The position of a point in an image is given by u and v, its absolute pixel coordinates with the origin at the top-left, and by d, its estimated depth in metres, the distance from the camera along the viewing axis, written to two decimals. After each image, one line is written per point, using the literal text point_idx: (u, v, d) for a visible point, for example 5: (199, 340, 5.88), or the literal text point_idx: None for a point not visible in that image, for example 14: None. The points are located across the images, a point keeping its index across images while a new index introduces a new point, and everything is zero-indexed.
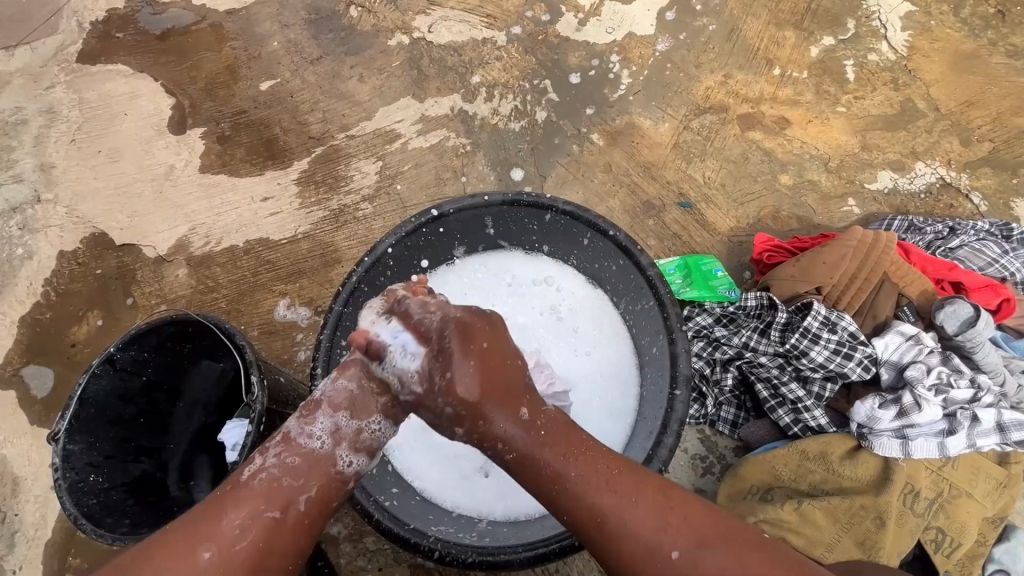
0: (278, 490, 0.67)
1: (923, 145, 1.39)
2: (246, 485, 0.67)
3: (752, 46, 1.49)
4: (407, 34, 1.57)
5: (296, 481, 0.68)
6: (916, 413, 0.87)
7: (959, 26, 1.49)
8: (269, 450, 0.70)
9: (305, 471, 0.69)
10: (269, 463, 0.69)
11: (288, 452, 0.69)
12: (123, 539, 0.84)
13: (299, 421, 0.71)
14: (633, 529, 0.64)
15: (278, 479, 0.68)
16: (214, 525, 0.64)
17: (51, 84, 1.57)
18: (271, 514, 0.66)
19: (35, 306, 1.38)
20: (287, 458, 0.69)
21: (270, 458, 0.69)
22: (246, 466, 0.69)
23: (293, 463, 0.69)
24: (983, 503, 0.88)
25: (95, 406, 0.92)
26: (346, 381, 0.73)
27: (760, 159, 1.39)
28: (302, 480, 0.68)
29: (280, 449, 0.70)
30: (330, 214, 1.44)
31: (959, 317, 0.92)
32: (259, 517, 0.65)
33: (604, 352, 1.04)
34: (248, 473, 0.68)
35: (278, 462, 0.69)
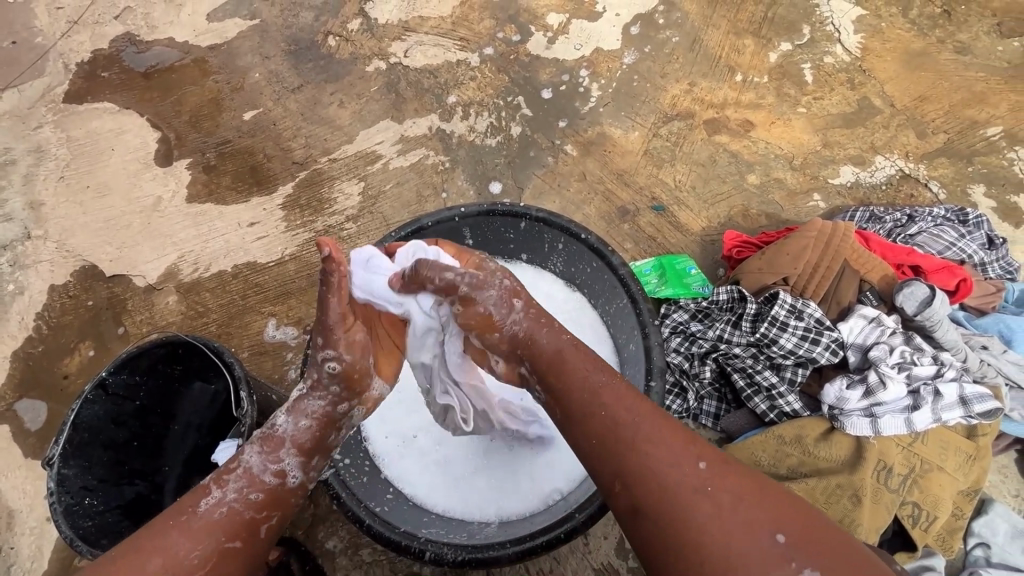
0: (240, 522, 0.69)
1: (882, 140, 1.45)
2: (204, 518, 0.68)
3: (714, 54, 1.56)
4: (384, 60, 1.63)
5: (256, 513, 0.71)
6: (881, 391, 0.90)
7: (908, 27, 1.57)
8: (229, 484, 0.71)
9: (269, 505, 0.72)
10: (230, 497, 0.70)
11: (248, 484, 0.71)
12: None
13: (263, 457, 0.73)
14: (657, 442, 0.66)
15: (239, 513, 0.70)
16: (171, 555, 0.65)
17: (39, 124, 1.61)
18: (232, 543, 0.68)
19: (26, 340, 1.40)
20: (250, 493, 0.71)
21: (231, 492, 0.70)
22: (203, 496, 0.69)
23: (256, 498, 0.71)
24: (956, 476, 0.91)
25: (89, 430, 0.94)
26: (304, 420, 0.75)
27: (728, 161, 1.45)
28: (263, 511, 0.71)
29: (242, 485, 0.71)
30: (316, 235, 1.48)
31: (916, 298, 0.96)
32: (221, 546, 0.67)
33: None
34: (207, 504, 0.69)
35: (240, 496, 0.70)
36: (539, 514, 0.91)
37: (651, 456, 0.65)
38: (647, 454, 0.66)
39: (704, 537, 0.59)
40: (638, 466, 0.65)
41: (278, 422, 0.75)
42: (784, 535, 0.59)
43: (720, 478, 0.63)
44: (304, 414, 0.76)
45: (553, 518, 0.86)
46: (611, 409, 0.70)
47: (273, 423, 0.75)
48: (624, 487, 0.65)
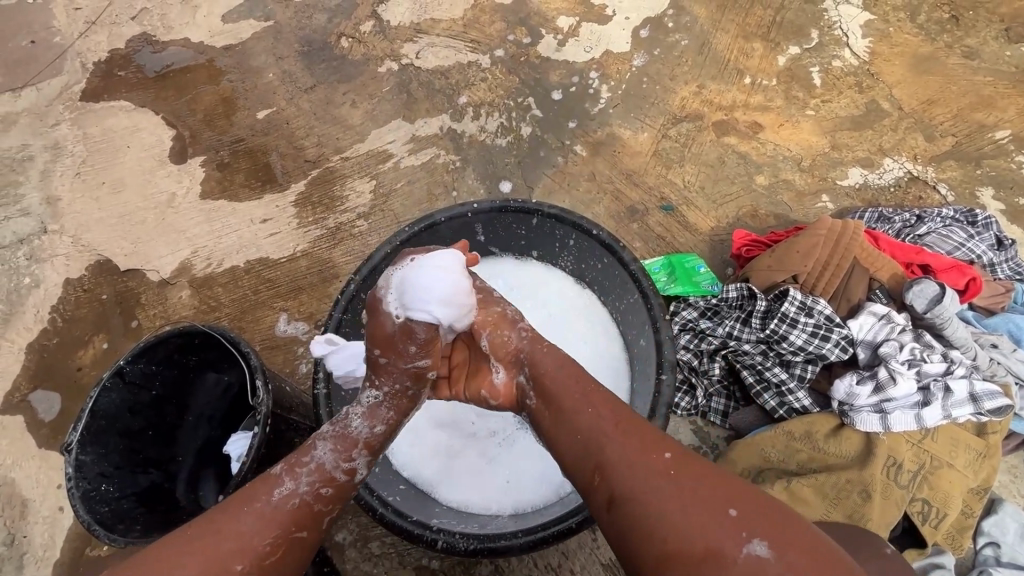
0: (309, 514, 0.69)
1: (890, 142, 1.46)
2: (277, 507, 0.67)
3: (723, 57, 1.58)
4: (396, 61, 1.66)
5: (322, 507, 0.70)
6: (892, 387, 0.91)
7: (915, 31, 1.58)
8: (300, 477, 0.70)
9: (335, 498, 0.72)
10: (302, 489, 0.69)
11: (318, 476, 0.71)
12: (135, 543, 0.85)
13: (335, 455, 0.73)
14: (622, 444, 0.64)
15: (310, 505, 0.69)
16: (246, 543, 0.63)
17: (56, 121, 1.64)
18: (298, 533, 0.67)
19: (41, 333, 1.41)
20: (320, 487, 0.70)
21: (303, 484, 0.70)
22: (275, 486, 0.68)
23: (326, 493, 0.71)
24: (966, 474, 0.91)
25: (106, 418, 0.95)
26: (375, 421, 0.77)
27: (736, 162, 1.46)
28: (328, 506, 0.71)
29: (314, 476, 0.70)
30: (328, 232, 1.49)
31: (926, 296, 0.97)
32: (288, 538, 0.66)
33: (595, 347, 1.08)
34: (278, 494, 0.68)
35: (311, 490, 0.70)
36: (551, 506, 0.92)
37: (626, 448, 0.63)
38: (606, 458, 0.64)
39: (662, 519, 0.57)
40: (613, 457, 0.63)
41: (353, 423, 0.76)
42: (735, 514, 0.55)
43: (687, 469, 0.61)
44: (378, 418, 0.77)
45: (565, 509, 0.86)
46: (587, 413, 0.69)
47: (349, 423, 0.76)
48: (602, 479, 0.63)
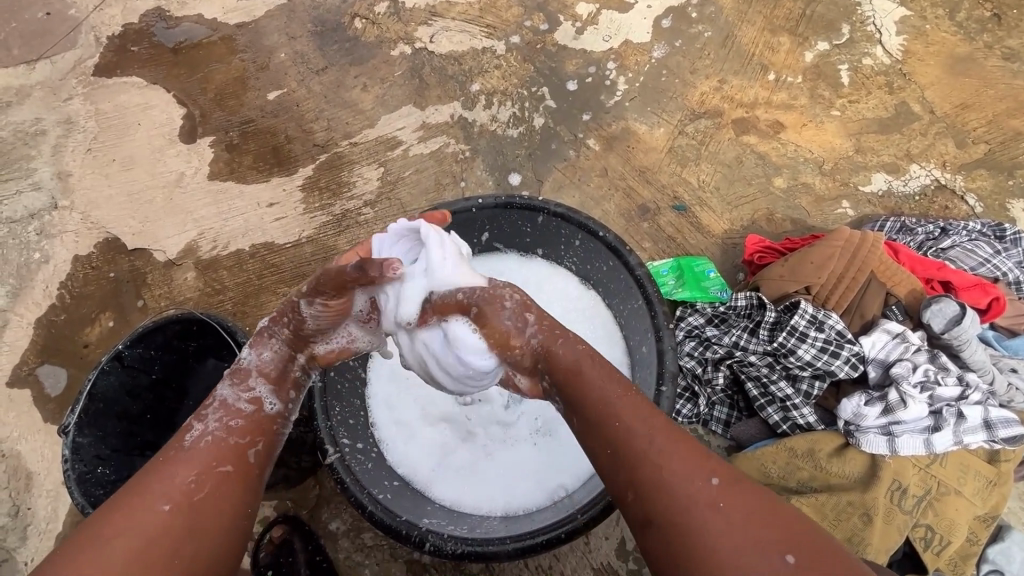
0: (225, 447, 0.67)
1: (918, 148, 1.40)
2: (190, 448, 0.66)
3: (747, 51, 1.52)
4: (409, 44, 1.62)
5: (241, 439, 0.69)
6: (902, 410, 0.87)
7: (954, 30, 1.50)
8: (206, 416, 0.70)
9: (249, 429, 0.70)
10: (212, 427, 0.69)
11: (226, 413, 0.71)
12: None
13: (234, 387, 0.73)
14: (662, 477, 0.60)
15: (224, 439, 0.68)
16: (166, 481, 0.62)
17: (69, 96, 1.63)
18: (221, 466, 0.66)
19: (49, 308, 1.43)
20: (229, 420, 0.70)
21: (211, 424, 0.69)
22: (184, 433, 0.68)
23: (236, 424, 0.70)
24: (973, 501, 0.88)
25: (103, 402, 0.96)
26: (265, 350, 0.77)
27: (754, 162, 1.41)
28: (246, 437, 0.70)
29: (219, 413, 0.70)
30: (333, 218, 1.48)
31: (945, 315, 0.93)
32: (210, 471, 0.65)
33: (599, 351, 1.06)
34: (189, 438, 0.67)
35: (221, 425, 0.69)
36: (542, 512, 0.91)
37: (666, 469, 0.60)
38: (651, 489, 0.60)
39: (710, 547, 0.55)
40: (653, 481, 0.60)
41: (240, 356, 0.76)
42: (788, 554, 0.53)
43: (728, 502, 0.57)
44: (264, 344, 0.77)
45: (557, 517, 0.85)
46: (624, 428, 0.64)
47: (240, 357, 0.76)
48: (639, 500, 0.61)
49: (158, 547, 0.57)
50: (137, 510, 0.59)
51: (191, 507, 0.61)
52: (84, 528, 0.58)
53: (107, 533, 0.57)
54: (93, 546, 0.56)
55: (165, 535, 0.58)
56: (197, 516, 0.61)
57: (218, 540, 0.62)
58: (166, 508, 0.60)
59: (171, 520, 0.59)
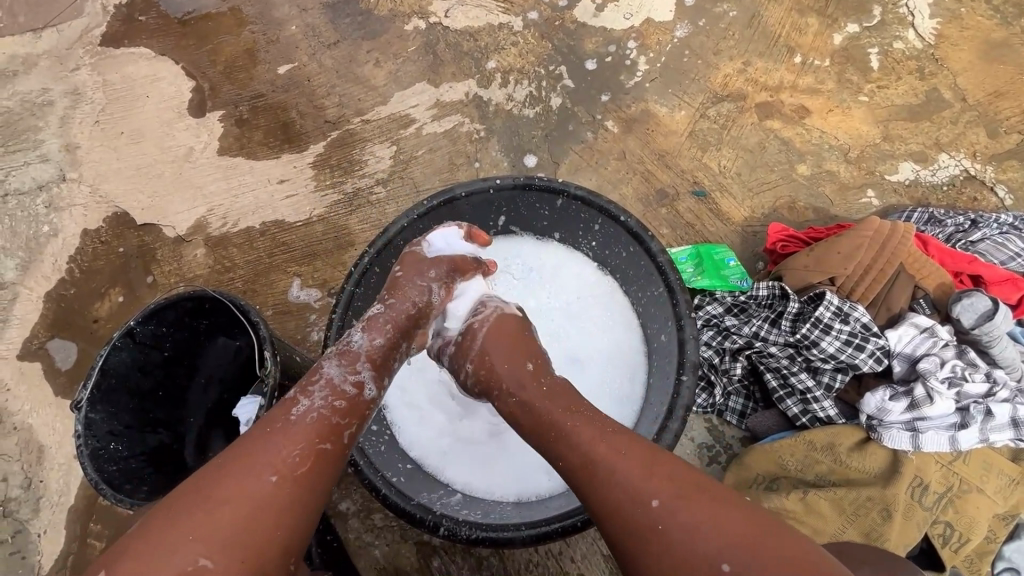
0: (327, 425, 0.71)
1: (948, 136, 1.35)
2: (297, 423, 0.69)
3: (773, 32, 1.46)
4: (423, 19, 1.57)
5: (340, 419, 0.72)
6: (927, 406, 0.86)
7: (990, 14, 1.44)
8: (314, 393, 0.73)
9: (349, 410, 0.74)
10: (318, 404, 0.72)
11: (331, 391, 0.74)
12: (143, 505, 0.87)
13: (341, 368, 0.77)
14: (623, 481, 0.64)
15: (328, 418, 0.71)
16: (268, 453, 0.66)
17: (76, 66, 1.60)
18: (322, 445, 0.69)
19: (59, 282, 1.42)
20: (334, 400, 0.73)
21: (317, 400, 0.72)
22: (291, 405, 0.71)
23: (340, 405, 0.73)
24: (995, 499, 0.87)
25: (116, 377, 0.95)
26: (373, 334, 0.83)
27: (778, 148, 1.37)
28: (345, 417, 0.73)
29: (326, 392, 0.73)
30: (345, 197, 1.46)
31: (976, 310, 0.90)
32: (316, 447, 0.68)
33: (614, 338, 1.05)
34: (296, 412, 0.70)
35: (326, 403, 0.72)
36: (555, 498, 0.90)
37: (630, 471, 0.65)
38: (611, 494, 0.65)
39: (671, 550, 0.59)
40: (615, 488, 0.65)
41: (353, 338, 0.82)
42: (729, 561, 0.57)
43: (679, 510, 0.61)
44: (376, 331, 0.83)
45: (571, 504, 0.84)
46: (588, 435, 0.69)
47: (350, 339, 0.81)
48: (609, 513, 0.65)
49: (264, 516, 0.62)
50: (248, 475, 0.63)
51: (294, 483, 0.65)
52: (194, 489, 0.62)
53: (215, 497, 0.61)
54: (203, 512, 0.60)
55: (270, 503, 0.62)
56: (299, 490, 0.65)
57: (311, 509, 0.66)
58: (274, 477, 0.64)
59: (277, 491, 0.63)
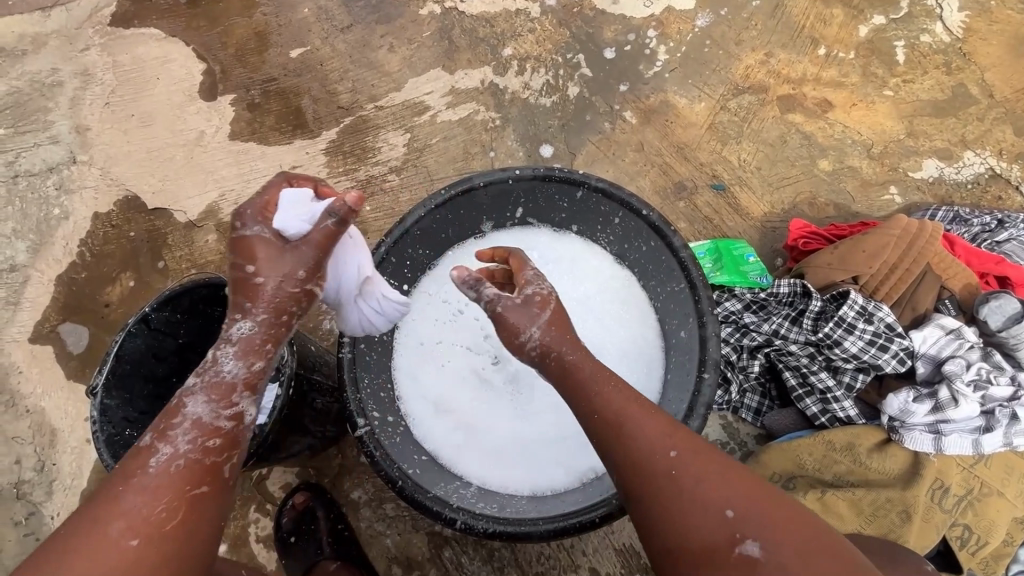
0: (199, 470, 0.64)
1: (974, 133, 1.33)
2: (157, 474, 0.62)
3: (797, 23, 1.43)
4: (439, 3, 1.54)
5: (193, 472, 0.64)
6: (952, 409, 0.85)
7: (1020, 8, 1.41)
8: (174, 438, 0.64)
9: (217, 451, 0.65)
10: (183, 449, 0.63)
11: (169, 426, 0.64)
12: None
13: (205, 401, 0.65)
14: (646, 444, 0.66)
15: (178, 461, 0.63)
16: (118, 503, 0.60)
17: (86, 46, 1.58)
18: (199, 488, 0.63)
19: (70, 266, 1.41)
20: (197, 440, 0.64)
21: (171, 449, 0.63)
22: (168, 435, 0.64)
23: (212, 444, 0.65)
24: (1015, 503, 0.86)
25: (131, 363, 0.94)
26: (246, 358, 0.68)
27: (799, 143, 1.34)
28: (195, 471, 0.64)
29: (192, 431, 0.64)
30: (358, 185, 1.44)
31: (1004, 313, 0.90)
32: (184, 494, 0.62)
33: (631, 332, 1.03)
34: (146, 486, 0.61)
35: (193, 445, 0.64)
36: (571, 493, 0.90)
37: (651, 433, 0.66)
38: (632, 454, 0.65)
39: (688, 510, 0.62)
40: (638, 450, 0.65)
41: (218, 364, 0.67)
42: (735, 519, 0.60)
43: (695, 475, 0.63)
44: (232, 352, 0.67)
45: (587, 499, 0.84)
46: (613, 397, 0.69)
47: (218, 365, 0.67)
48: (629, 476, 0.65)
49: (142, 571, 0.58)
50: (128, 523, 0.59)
51: (153, 534, 0.59)
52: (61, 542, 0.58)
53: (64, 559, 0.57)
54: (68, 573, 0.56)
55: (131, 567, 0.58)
56: (168, 543, 0.60)
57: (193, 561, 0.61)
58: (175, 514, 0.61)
59: (143, 554, 0.59)
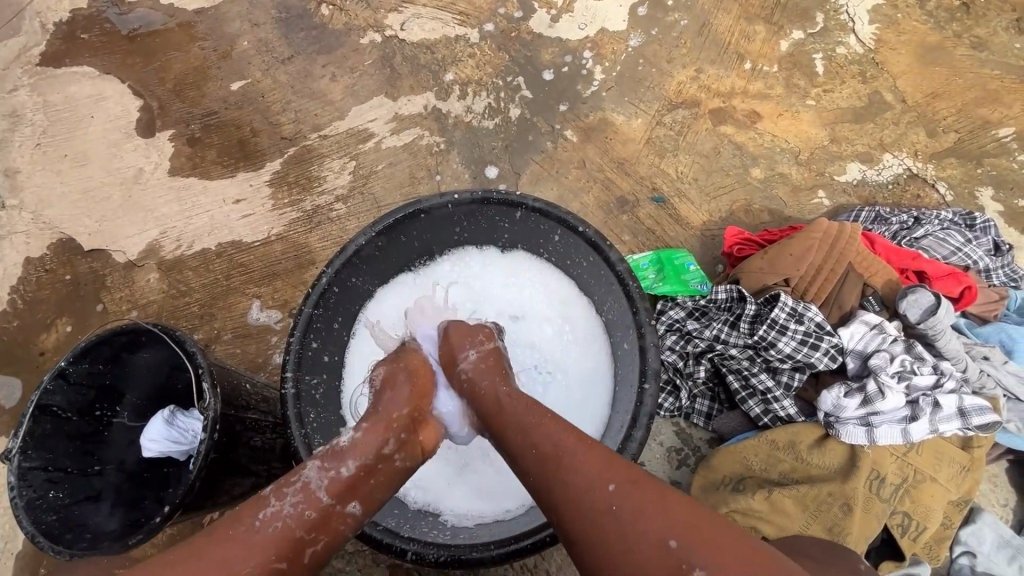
0: (291, 539, 0.64)
1: (891, 137, 1.42)
2: (239, 538, 0.62)
3: (723, 40, 1.50)
4: (379, 32, 1.56)
5: (306, 533, 0.65)
6: (879, 401, 0.93)
7: (924, 19, 1.51)
8: (286, 497, 0.66)
9: (318, 525, 0.66)
10: (286, 510, 0.65)
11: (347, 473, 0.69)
12: (81, 555, 0.84)
13: (320, 470, 0.69)
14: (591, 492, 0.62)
15: (292, 530, 0.64)
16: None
17: (14, 87, 1.53)
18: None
19: (1, 314, 1.35)
20: (305, 509, 0.66)
21: (288, 505, 0.66)
22: (263, 505, 0.66)
23: (310, 516, 0.66)
24: (948, 486, 0.95)
25: (52, 422, 0.92)
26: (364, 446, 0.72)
27: (732, 153, 1.41)
28: (312, 531, 0.65)
29: (299, 496, 0.67)
30: (304, 215, 1.43)
31: (920, 306, 0.99)
32: None
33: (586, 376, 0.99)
34: (265, 515, 0.65)
35: (295, 512, 0.66)
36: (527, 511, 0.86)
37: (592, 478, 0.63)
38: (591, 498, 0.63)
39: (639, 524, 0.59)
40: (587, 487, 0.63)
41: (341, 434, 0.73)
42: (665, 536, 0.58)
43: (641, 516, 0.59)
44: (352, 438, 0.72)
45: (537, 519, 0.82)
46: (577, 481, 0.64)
47: (338, 438, 0.72)
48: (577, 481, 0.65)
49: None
50: (259, 542, 0.63)
51: None
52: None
53: None
54: None
55: None
56: None
57: None
58: (280, 565, 0.63)
59: None
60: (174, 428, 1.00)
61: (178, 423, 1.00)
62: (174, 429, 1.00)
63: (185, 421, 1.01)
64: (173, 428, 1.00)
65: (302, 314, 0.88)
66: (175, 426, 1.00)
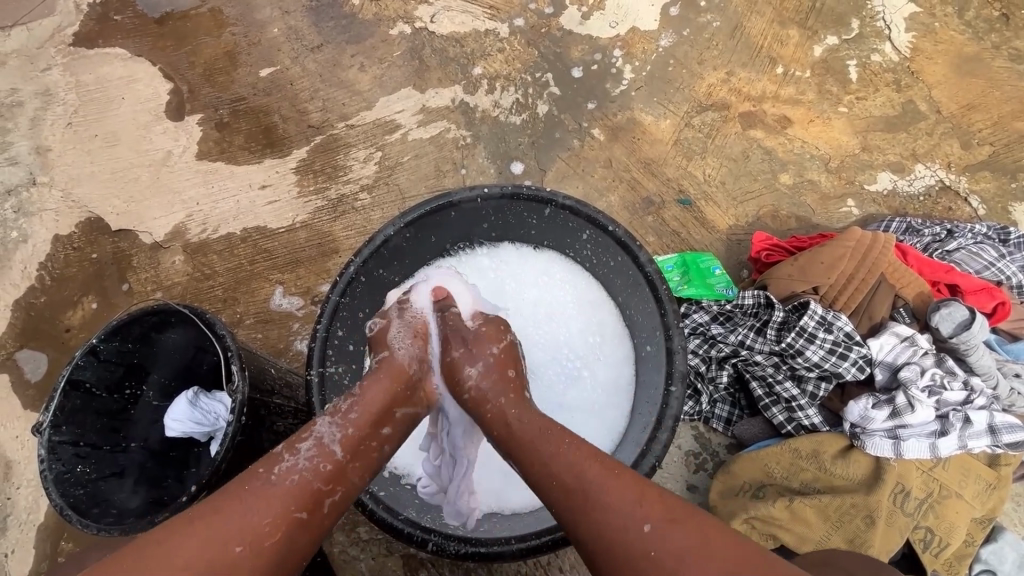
0: (308, 490, 0.66)
1: (924, 148, 1.40)
2: (273, 484, 0.65)
3: (756, 43, 1.48)
4: (409, 23, 1.56)
5: (324, 485, 0.67)
6: (908, 414, 0.93)
7: (962, 29, 1.48)
8: (300, 451, 0.68)
9: (335, 477, 0.68)
10: (302, 464, 0.67)
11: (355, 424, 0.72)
12: (107, 530, 0.85)
13: (334, 428, 0.70)
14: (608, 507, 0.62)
15: (309, 482, 0.66)
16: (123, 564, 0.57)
17: (48, 66, 1.55)
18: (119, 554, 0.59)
19: (29, 290, 1.37)
20: (321, 463, 0.68)
21: (302, 460, 0.67)
22: (275, 462, 0.67)
23: (325, 468, 0.68)
24: (972, 503, 0.94)
25: (82, 397, 0.94)
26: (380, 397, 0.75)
27: (761, 158, 1.39)
28: (329, 484, 0.67)
29: (314, 453, 0.68)
30: (329, 203, 1.43)
31: (954, 320, 0.98)
32: None
33: (606, 380, 0.99)
34: (279, 470, 0.66)
35: (310, 465, 0.67)
36: (545, 508, 0.86)
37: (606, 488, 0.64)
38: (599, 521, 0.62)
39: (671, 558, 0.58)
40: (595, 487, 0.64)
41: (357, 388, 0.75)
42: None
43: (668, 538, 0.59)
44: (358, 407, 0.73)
45: (561, 515, 0.81)
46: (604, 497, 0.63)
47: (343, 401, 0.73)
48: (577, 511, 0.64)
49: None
50: (270, 496, 0.64)
51: None
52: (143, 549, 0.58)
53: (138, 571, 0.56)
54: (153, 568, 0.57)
55: None
56: None
57: None
58: (301, 515, 0.64)
59: None
60: (198, 409, 1.01)
61: (202, 404, 1.02)
62: (197, 410, 1.01)
63: (208, 403, 1.02)
64: (197, 408, 1.01)
65: (331, 302, 0.88)
66: (199, 408, 1.01)
